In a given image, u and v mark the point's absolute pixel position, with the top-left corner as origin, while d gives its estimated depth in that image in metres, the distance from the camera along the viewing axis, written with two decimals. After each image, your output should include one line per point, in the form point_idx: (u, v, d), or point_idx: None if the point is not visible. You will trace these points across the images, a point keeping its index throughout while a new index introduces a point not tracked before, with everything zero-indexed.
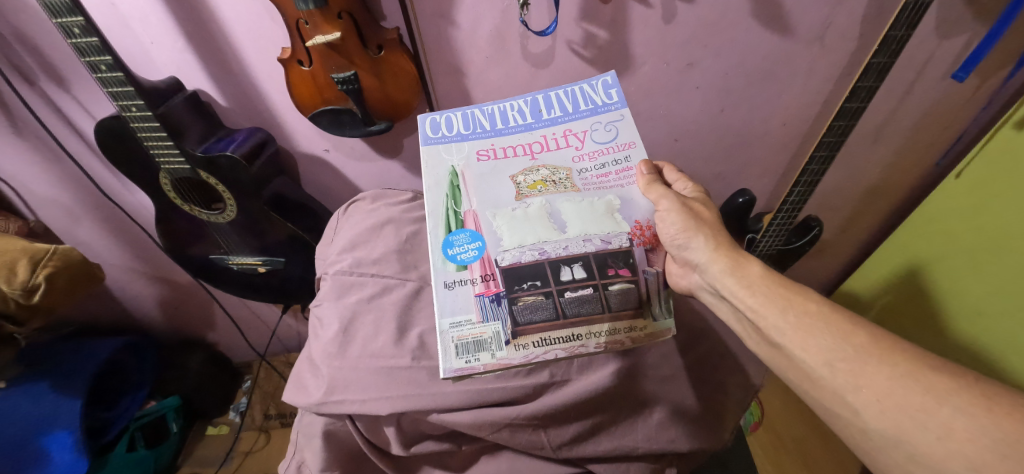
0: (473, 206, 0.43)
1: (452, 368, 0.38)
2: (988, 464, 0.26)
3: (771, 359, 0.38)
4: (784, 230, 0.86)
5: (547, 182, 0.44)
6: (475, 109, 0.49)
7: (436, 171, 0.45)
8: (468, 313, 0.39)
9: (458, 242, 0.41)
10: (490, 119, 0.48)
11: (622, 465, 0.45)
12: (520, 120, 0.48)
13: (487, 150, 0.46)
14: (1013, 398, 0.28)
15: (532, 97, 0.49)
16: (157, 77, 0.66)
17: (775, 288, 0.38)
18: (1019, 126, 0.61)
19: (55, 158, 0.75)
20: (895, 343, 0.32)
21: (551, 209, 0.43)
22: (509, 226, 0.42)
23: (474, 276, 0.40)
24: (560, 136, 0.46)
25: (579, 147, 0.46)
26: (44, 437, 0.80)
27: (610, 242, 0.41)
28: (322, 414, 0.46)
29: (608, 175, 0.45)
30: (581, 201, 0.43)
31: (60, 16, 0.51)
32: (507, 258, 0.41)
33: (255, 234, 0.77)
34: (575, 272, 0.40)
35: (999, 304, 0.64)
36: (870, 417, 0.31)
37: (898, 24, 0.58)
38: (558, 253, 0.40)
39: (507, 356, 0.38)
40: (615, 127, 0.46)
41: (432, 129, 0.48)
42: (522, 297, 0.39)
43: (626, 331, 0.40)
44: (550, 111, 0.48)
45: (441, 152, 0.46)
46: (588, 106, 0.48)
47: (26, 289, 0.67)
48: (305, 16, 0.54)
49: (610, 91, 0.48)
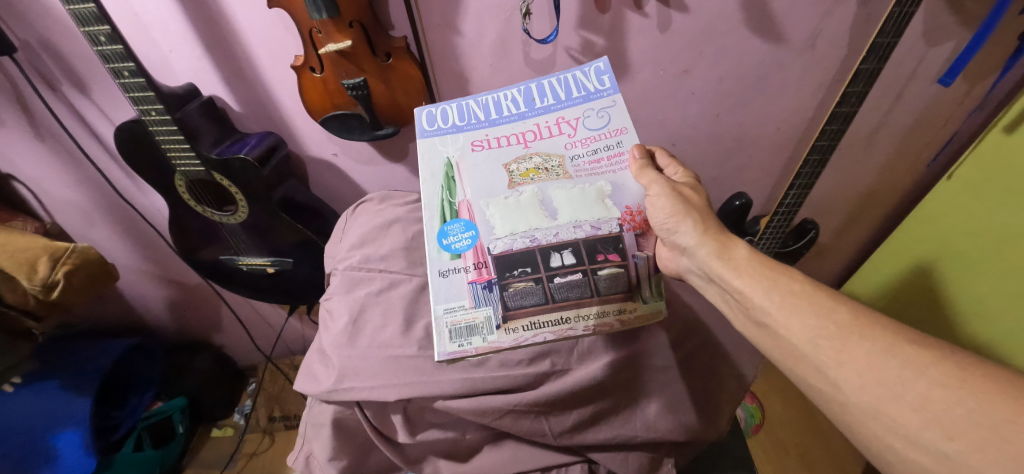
0: (467, 195, 0.45)
1: (446, 351, 0.40)
2: (963, 434, 0.28)
3: (760, 342, 0.39)
4: (780, 233, 0.88)
5: (540, 170, 0.46)
6: (469, 100, 0.51)
7: (433, 164, 0.47)
8: (461, 299, 0.42)
9: (452, 232, 0.44)
10: (484, 110, 0.50)
11: (622, 454, 0.46)
12: (514, 110, 0.50)
13: (481, 141, 0.48)
14: (988, 369, 0.29)
15: (525, 86, 0.51)
16: (174, 83, 0.68)
17: (762, 270, 0.40)
18: (1009, 129, 0.63)
19: (73, 162, 0.78)
20: (876, 321, 0.34)
21: (543, 197, 0.45)
22: (502, 214, 0.44)
23: (467, 264, 0.43)
24: (553, 124, 0.48)
25: (572, 134, 0.48)
26: (54, 437, 0.81)
27: (599, 228, 0.43)
28: (332, 400, 0.48)
29: (600, 161, 0.47)
30: (573, 188, 0.45)
31: (87, 26, 0.54)
32: (499, 246, 0.43)
33: (266, 235, 0.79)
34: (565, 258, 0.42)
35: (1001, 300, 0.65)
36: (851, 392, 0.32)
37: (884, 31, 0.61)
38: (548, 239, 0.43)
39: (497, 340, 0.41)
40: (608, 113, 0.48)
41: (429, 122, 0.50)
42: (513, 283, 0.42)
43: (615, 314, 0.42)
44: (544, 100, 0.50)
45: (437, 144, 0.48)
46: (581, 93, 0.49)
47: (45, 286, 0.69)
48: (318, 25, 0.57)
49: (602, 78, 0.49)
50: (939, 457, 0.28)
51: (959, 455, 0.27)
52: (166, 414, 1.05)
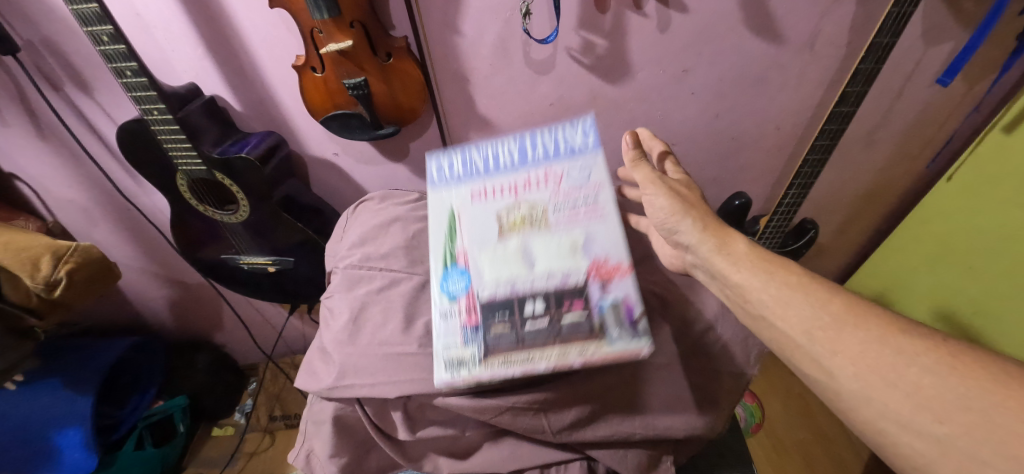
0: (464, 244, 0.50)
1: (443, 380, 0.42)
2: (953, 417, 0.28)
3: (757, 331, 0.40)
4: (779, 234, 0.89)
5: (526, 220, 0.50)
6: (473, 152, 0.56)
7: (437, 212, 0.52)
8: (456, 337, 0.44)
9: (452, 277, 0.48)
10: (484, 161, 0.55)
11: (621, 450, 0.47)
12: (509, 162, 0.54)
13: (480, 191, 0.53)
14: (976, 358, 0.30)
15: (521, 140, 0.55)
16: (176, 83, 0.69)
17: (760, 263, 0.40)
18: (1009, 128, 0.63)
19: (76, 161, 0.78)
20: (866, 309, 0.34)
21: (525, 247, 0.48)
22: (491, 262, 0.48)
23: (462, 306, 0.46)
24: (543, 176, 0.52)
25: (558, 186, 0.52)
26: (58, 435, 0.83)
27: (568, 278, 0.46)
28: (333, 397, 0.48)
29: (579, 213, 0.50)
30: (551, 240, 0.48)
31: (90, 25, 0.54)
32: (487, 292, 0.46)
33: (267, 235, 0.80)
34: (536, 305, 0.44)
35: (1006, 297, 0.65)
36: (845, 379, 0.32)
37: (883, 30, 0.61)
38: (526, 288, 0.46)
39: (482, 373, 0.42)
40: (591, 170, 0.52)
41: (438, 172, 0.55)
42: (494, 327, 0.44)
43: (578, 354, 0.42)
44: (537, 154, 0.54)
45: (443, 194, 0.53)
46: (569, 150, 0.54)
47: (48, 284, 0.69)
48: (319, 25, 0.57)
49: (589, 138, 0.55)
50: (931, 439, 0.28)
51: (950, 438, 0.27)
52: (168, 413, 1.05)
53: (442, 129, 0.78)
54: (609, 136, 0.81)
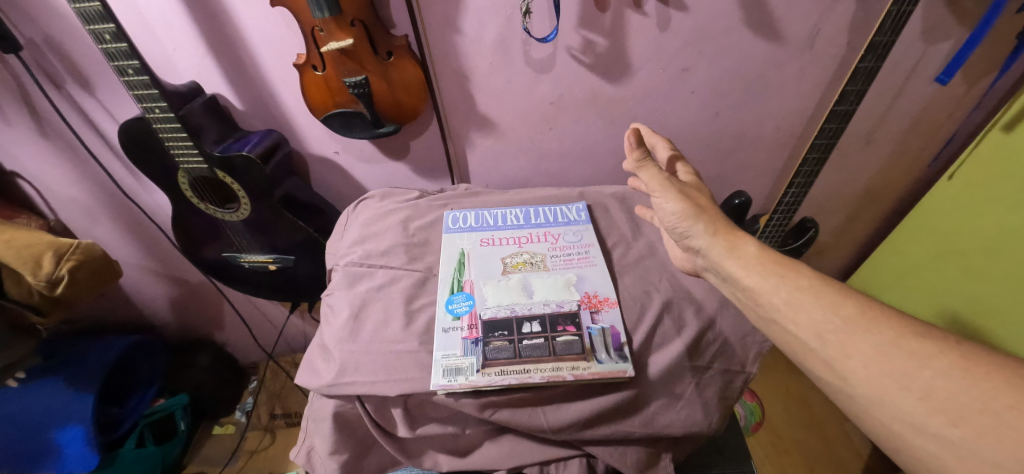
0: (471, 276, 0.56)
1: (438, 384, 0.45)
2: (968, 420, 0.28)
3: (770, 333, 0.40)
4: (778, 232, 0.90)
5: (527, 263, 0.58)
6: (485, 212, 0.67)
7: (450, 252, 0.60)
8: (455, 349, 0.48)
9: (456, 301, 0.53)
10: (493, 219, 0.65)
11: (620, 448, 0.47)
12: (515, 222, 0.65)
13: (488, 239, 0.62)
14: (991, 359, 0.30)
15: (525, 209, 0.67)
16: (177, 81, 0.69)
17: (770, 267, 0.40)
18: (1008, 128, 0.63)
19: (78, 160, 0.78)
20: (881, 314, 0.34)
21: (525, 282, 0.55)
22: (494, 291, 0.54)
23: (464, 324, 0.50)
24: (541, 235, 0.63)
25: (554, 242, 0.61)
26: (59, 432, 0.83)
27: (562, 306, 0.52)
28: (332, 394, 0.48)
29: (571, 261, 0.58)
30: (548, 277, 0.55)
31: (92, 23, 0.54)
32: (488, 312, 0.51)
33: (268, 233, 0.80)
34: (533, 326, 0.50)
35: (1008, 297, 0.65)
36: (858, 384, 0.33)
37: (883, 29, 0.61)
38: (524, 311, 0.51)
39: (477, 380, 0.45)
40: (582, 234, 0.63)
41: (453, 222, 0.64)
42: (493, 341, 0.48)
43: (570, 369, 0.46)
44: (537, 219, 0.65)
45: (456, 239, 0.62)
46: (564, 219, 0.65)
47: (50, 281, 0.70)
48: (320, 24, 0.57)
49: (580, 211, 0.67)
50: (943, 442, 0.29)
51: (965, 441, 0.28)
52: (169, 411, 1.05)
53: (443, 127, 0.78)
54: (609, 134, 0.81)
